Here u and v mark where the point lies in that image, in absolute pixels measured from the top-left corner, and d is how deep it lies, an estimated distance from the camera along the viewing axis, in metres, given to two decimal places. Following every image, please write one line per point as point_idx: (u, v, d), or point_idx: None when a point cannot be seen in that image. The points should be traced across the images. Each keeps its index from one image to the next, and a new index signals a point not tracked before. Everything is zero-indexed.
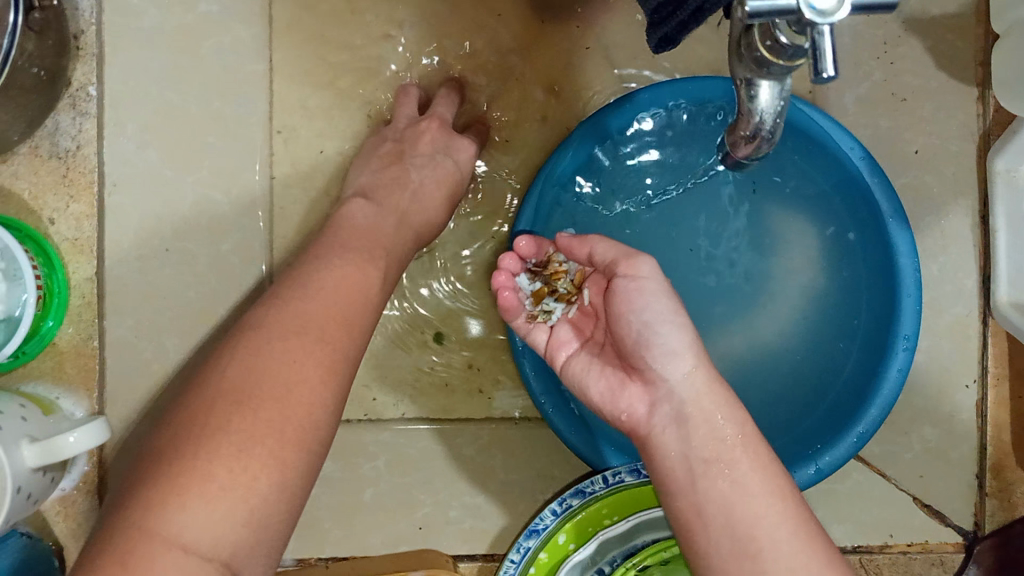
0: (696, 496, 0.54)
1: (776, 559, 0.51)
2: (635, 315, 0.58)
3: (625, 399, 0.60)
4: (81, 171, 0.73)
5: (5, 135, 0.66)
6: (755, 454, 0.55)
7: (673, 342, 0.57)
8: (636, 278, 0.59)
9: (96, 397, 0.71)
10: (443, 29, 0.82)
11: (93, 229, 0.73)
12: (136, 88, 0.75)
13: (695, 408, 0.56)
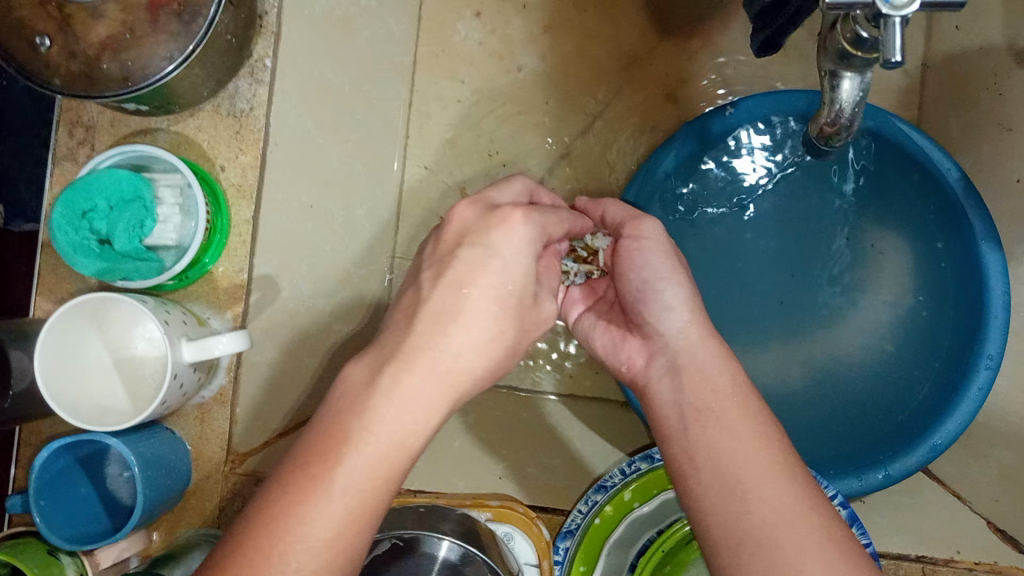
0: (687, 443, 0.58)
1: (763, 501, 0.52)
2: (635, 273, 0.64)
3: (625, 351, 0.67)
4: (250, 128, 0.83)
5: (198, 89, 0.79)
6: (747, 408, 0.57)
7: (669, 299, 0.63)
8: (639, 239, 0.65)
9: (238, 316, 0.81)
10: (564, 41, 0.93)
11: (254, 178, 0.82)
12: (306, 63, 0.86)
13: (688, 357, 0.61)
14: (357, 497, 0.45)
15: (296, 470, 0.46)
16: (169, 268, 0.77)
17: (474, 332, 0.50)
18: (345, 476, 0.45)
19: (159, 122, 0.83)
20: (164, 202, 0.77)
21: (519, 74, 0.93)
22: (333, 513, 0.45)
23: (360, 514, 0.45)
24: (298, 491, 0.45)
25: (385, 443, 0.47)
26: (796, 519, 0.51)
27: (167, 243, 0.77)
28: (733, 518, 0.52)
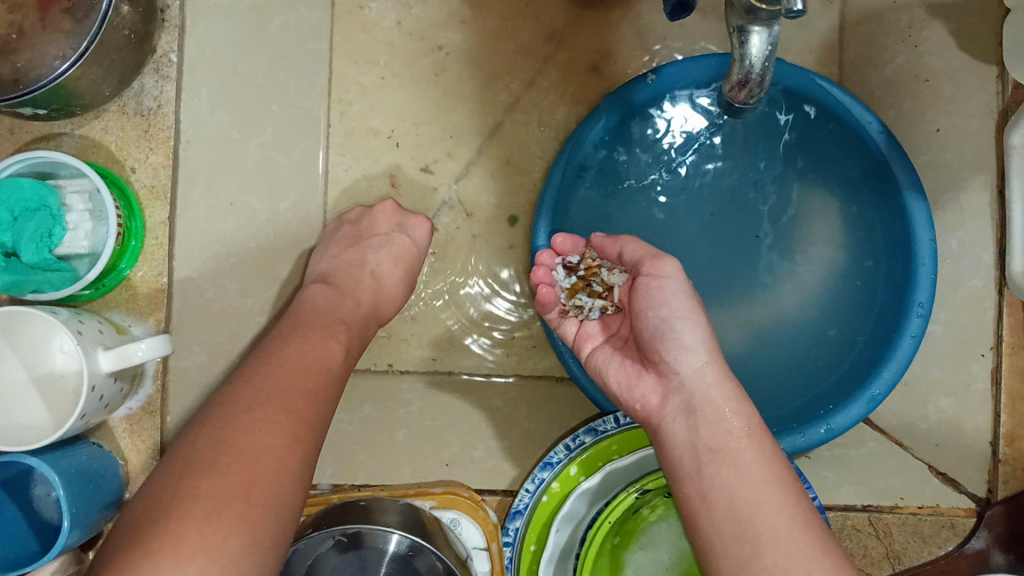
0: (701, 481, 0.60)
1: (776, 543, 0.55)
2: (654, 311, 0.65)
3: (639, 390, 0.67)
4: (160, 127, 0.82)
5: (100, 90, 0.75)
6: (761, 448, 0.60)
7: (686, 339, 0.64)
8: (659, 277, 0.66)
9: (163, 321, 0.80)
10: (484, 18, 0.91)
11: (167, 178, 0.82)
12: (213, 57, 0.85)
13: (704, 400, 0.63)
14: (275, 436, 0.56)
15: (225, 416, 0.57)
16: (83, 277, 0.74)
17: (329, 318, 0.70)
18: (245, 429, 0.55)
19: (62, 126, 0.81)
20: (72, 209, 0.73)
21: (441, 54, 0.91)
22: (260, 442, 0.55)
23: (274, 457, 0.55)
24: (229, 428, 0.55)
25: (276, 406, 0.58)
26: (803, 548, 0.54)
27: (80, 251, 0.73)
28: (748, 559, 0.55)
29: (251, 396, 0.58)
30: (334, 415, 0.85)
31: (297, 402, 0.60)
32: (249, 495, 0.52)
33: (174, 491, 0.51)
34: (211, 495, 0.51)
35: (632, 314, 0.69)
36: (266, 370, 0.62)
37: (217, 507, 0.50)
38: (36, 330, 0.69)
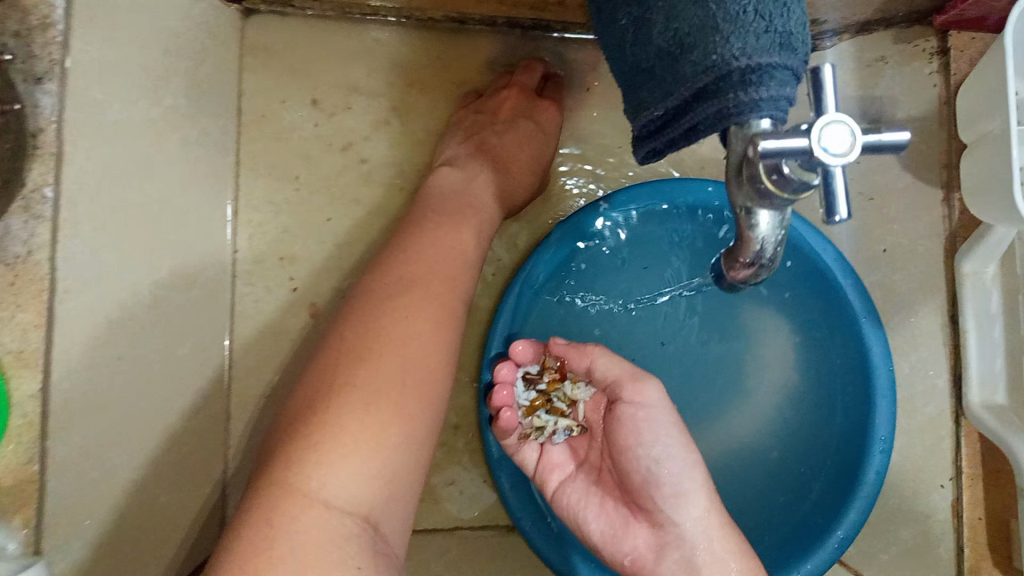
0: None
1: None
2: (645, 450, 0.65)
3: (628, 541, 0.67)
4: (32, 277, 0.66)
5: None
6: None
7: (684, 483, 0.64)
8: (644, 407, 0.65)
9: (33, 526, 0.65)
10: (412, 130, 0.83)
11: (40, 340, 0.66)
12: (96, 190, 0.69)
13: (705, 552, 0.64)
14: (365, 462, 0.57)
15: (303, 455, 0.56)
16: None
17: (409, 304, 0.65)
18: (351, 421, 0.57)
19: None
20: None
21: (365, 170, 0.81)
22: (339, 487, 0.55)
23: (358, 497, 0.56)
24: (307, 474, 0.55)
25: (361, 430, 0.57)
26: None
27: None
28: None
29: (353, 411, 0.58)
30: None
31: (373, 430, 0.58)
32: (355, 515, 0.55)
33: (276, 495, 0.54)
34: (318, 511, 0.54)
35: (613, 448, 0.68)
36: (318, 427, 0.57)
37: (327, 540, 0.53)
38: None
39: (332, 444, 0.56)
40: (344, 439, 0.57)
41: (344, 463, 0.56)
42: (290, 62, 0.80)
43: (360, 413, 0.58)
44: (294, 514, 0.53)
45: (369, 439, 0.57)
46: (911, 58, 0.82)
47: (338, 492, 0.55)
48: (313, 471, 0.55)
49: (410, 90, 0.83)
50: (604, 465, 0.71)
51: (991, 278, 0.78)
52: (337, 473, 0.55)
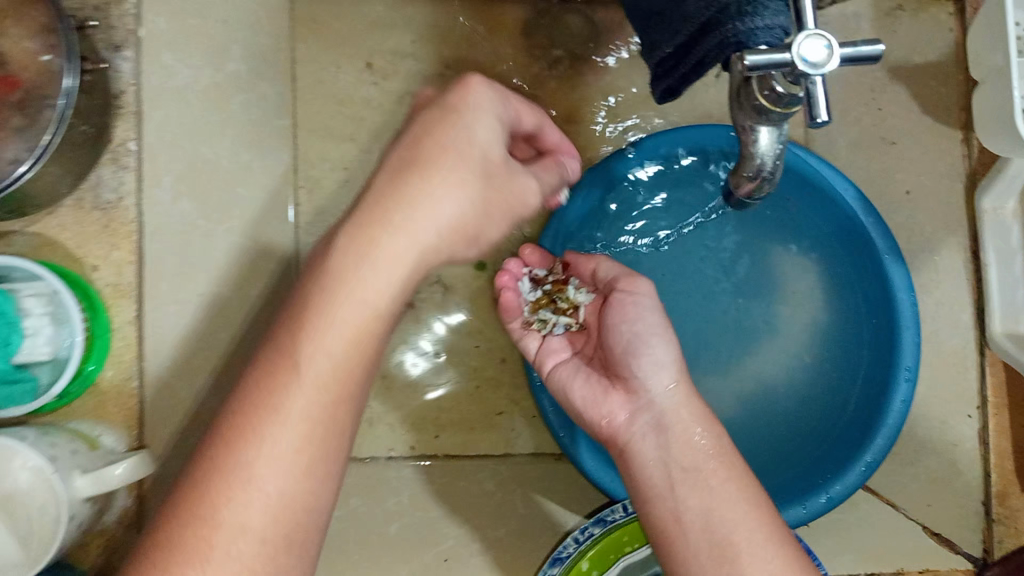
0: (675, 501, 0.59)
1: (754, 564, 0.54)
2: (628, 326, 0.66)
3: (605, 407, 0.65)
4: (122, 221, 0.77)
5: (57, 186, 0.72)
6: (729, 454, 0.60)
7: (659, 355, 0.65)
8: (632, 293, 0.68)
9: (136, 432, 0.75)
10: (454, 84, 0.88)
11: (132, 276, 0.76)
12: (174, 146, 0.79)
13: (673, 416, 0.62)
14: (317, 409, 0.48)
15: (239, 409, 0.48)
16: (46, 386, 0.70)
17: (386, 275, 0.50)
18: (311, 365, 0.49)
19: (14, 224, 0.75)
20: (30, 314, 0.68)
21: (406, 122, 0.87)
22: (271, 461, 0.47)
23: (314, 439, 0.48)
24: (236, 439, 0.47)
25: (337, 336, 0.49)
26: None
27: (41, 358, 0.70)
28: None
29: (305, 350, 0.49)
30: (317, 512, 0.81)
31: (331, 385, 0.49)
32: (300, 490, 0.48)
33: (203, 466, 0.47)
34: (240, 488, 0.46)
35: (602, 330, 0.69)
36: (267, 377, 0.48)
37: (262, 499, 0.47)
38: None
39: (273, 381, 0.48)
40: (296, 387, 0.48)
41: (283, 439, 0.47)
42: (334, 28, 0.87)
43: (322, 339, 0.49)
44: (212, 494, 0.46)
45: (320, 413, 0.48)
46: (926, 6, 0.86)
47: (285, 450, 0.47)
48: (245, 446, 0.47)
49: (449, 52, 0.89)
50: (595, 355, 0.72)
51: (1011, 212, 0.82)
52: (272, 444, 0.47)
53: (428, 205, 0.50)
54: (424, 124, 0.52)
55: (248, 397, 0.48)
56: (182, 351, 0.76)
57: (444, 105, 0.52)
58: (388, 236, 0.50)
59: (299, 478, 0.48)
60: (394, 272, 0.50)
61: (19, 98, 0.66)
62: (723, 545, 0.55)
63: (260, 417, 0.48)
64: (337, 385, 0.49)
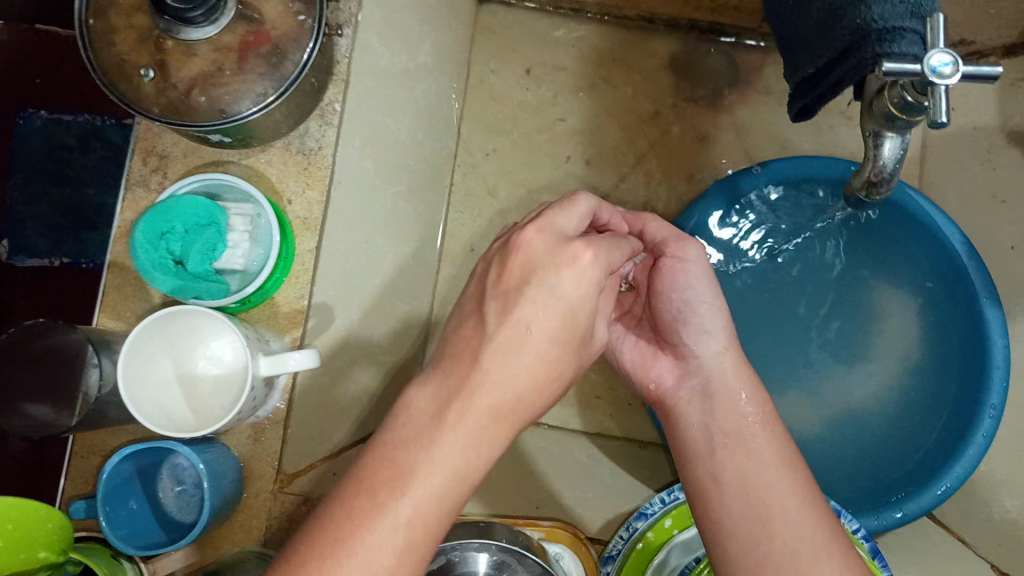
0: (713, 465, 0.63)
1: (786, 527, 0.57)
2: (677, 293, 0.69)
3: (654, 369, 0.71)
4: (319, 167, 0.84)
5: (275, 129, 0.82)
6: (772, 432, 0.64)
7: (707, 322, 0.69)
8: (682, 260, 0.70)
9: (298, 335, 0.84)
10: (602, 103, 1.04)
11: (320, 213, 0.84)
12: (369, 111, 0.89)
13: (719, 384, 0.67)
14: (443, 484, 0.47)
15: (355, 483, 0.47)
16: (233, 292, 0.81)
17: (509, 369, 0.50)
18: (444, 455, 0.47)
19: (232, 154, 0.84)
20: (234, 229, 0.80)
21: (558, 133, 1.04)
22: (395, 528, 0.45)
23: (433, 521, 0.47)
24: (357, 508, 0.46)
25: (464, 441, 0.48)
26: (817, 549, 0.56)
27: (234, 268, 0.81)
28: (756, 541, 0.58)
29: (431, 454, 0.47)
30: None
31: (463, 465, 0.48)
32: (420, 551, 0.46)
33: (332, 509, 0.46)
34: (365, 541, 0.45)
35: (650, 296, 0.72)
36: (399, 450, 0.48)
37: (383, 550, 0.45)
38: (189, 339, 0.78)
39: (406, 473, 0.47)
40: (428, 460, 0.47)
41: (411, 505, 0.46)
42: (510, 44, 1.05)
43: (452, 436, 0.48)
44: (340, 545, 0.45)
45: (452, 487, 0.47)
46: None
47: (411, 514, 0.46)
48: (370, 507, 0.46)
49: (604, 77, 1.05)
50: (644, 316, 0.75)
51: None
52: (399, 514, 0.46)
53: (534, 340, 0.50)
54: (520, 280, 0.51)
55: (339, 498, 0.47)
56: (348, 284, 0.88)
57: (543, 266, 0.51)
58: (530, 342, 0.50)
59: (402, 560, 0.45)
60: (524, 359, 0.50)
61: (269, 49, 0.77)
62: (759, 514, 0.59)
63: (353, 530, 0.45)
64: (469, 465, 0.48)
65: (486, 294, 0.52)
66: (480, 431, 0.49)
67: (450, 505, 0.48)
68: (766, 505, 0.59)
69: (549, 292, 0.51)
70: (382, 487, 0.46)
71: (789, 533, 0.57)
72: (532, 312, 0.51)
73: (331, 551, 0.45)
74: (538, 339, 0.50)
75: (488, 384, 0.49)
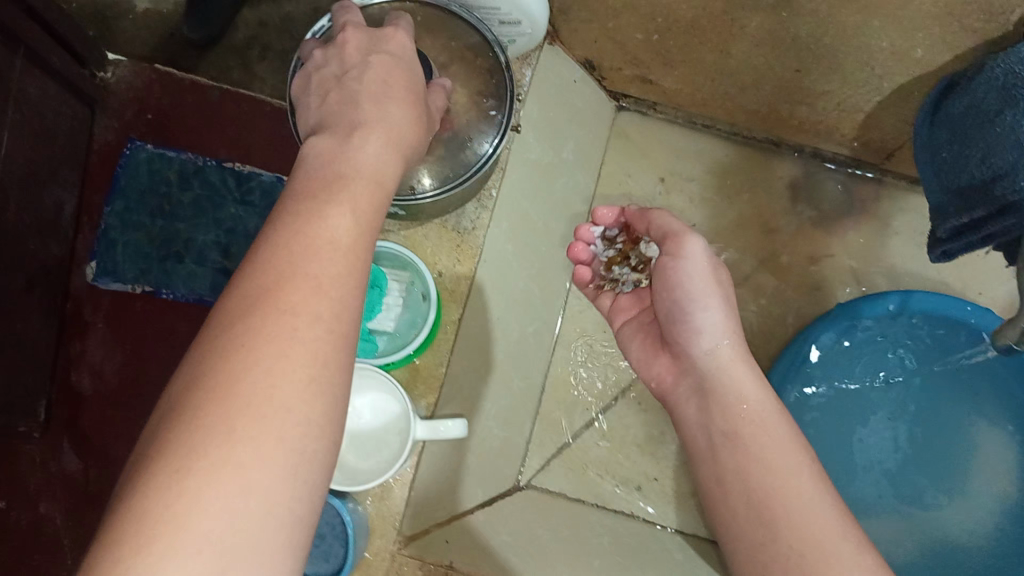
0: (716, 464, 0.62)
1: (795, 530, 0.54)
2: (672, 292, 0.70)
3: (654, 366, 0.74)
4: (472, 247, 0.91)
5: (444, 208, 0.87)
6: (778, 421, 0.61)
7: (705, 321, 0.68)
8: (679, 257, 0.70)
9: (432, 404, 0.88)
10: (722, 214, 1.09)
11: (467, 286, 0.90)
12: (520, 200, 0.96)
13: (714, 380, 0.66)
14: (269, 441, 0.38)
15: (174, 417, 0.38)
16: (381, 353, 0.86)
17: (307, 299, 0.41)
18: (250, 386, 0.38)
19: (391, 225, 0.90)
20: (390, 293, 0.86)
21: None
22: (226, 476, 0.36)
23: (280, 479, 0.38)
24: (180, 442, 0.37)
25: (269, 363, 0.39)
26: (840, 549, 0.52)
27: (385, 330, 0.86)
28: (762, 543, 0.56)
29: (261, 337, 0.40)
30: (537, 529, 0.92)
31: (274, 397, 0.39)
32: (176, 510, 0.35)
33: (148, 463, 0.37)
34: (189, 499, 0.35)
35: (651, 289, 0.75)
36: (202, 373, 0.39)
37: (217, 514, 0.36)
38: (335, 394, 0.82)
39: (214, 394, 0.38)
40: (229, 382, 0.38)
41: (251, 459, 0.37)
42: (641, 147, 1.09)
43: (258, 355, 0.39)
44: (171, 502, 0.35)
45: (276, 433, 0.38)
46: None
47: (162, 465, 0.36)
48: (193, 455, 0.36)
49: (727, 191, 1.10)
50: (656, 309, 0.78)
51: None
52: (235, 462, 0.37)
53: (329, 244, 0.44)
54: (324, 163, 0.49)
55: (204, 356, 0.40)
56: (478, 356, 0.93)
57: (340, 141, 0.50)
58: (315, 250, 0.43)
59: (235, 531, 0.36)
60: (318, 300, 0.42)
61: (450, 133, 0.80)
62: (760, 501, 0.57)
63: (165, 487, 0.35)
64: (306, 385, 0.40)
65: (345, 175, 0.48)
66: (299, 351, 0.40)
67: (281, 455, 0.38)
68: (769, 500, 0.57)
69: (354, 154, 0.49)
70: (205, 432, 0.37)
71: (791, 516, 0.55)
72: (334, 211, 0.45)
73: (154, 496, 0.35)
74: (350, 205, 0.46)
75: (311, 273, 0.42)
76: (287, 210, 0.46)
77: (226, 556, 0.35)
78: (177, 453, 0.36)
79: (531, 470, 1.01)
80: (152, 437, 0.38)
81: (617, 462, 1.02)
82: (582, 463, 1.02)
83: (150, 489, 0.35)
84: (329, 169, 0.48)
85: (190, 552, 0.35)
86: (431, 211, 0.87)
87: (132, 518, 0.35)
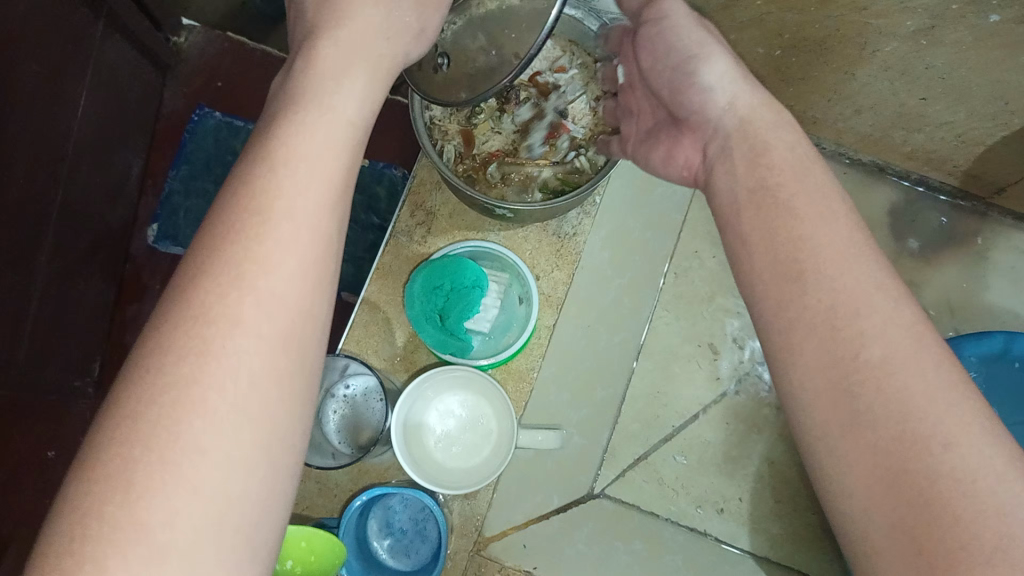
0: (742, 230, 0.51)
1: (886, 356, 0.41)
2: (671, 53, 0.62)
3: (679, 156, 0.63)
4: (570, 251, 0.93)
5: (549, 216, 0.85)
6: (805, 178, 0.50)
7: (715, 71, 0.58)
8: (657, 19, 0.63)
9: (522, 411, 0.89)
10: None
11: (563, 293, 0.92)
12: (621, 214, 0.98)
13: (737, 134, 0.55)
14: (254, 377, 0.41)
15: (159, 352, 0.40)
16: (476, 355, 0.85)
17: (290, 252, 0.44)
18: (243, 327, 0.41)
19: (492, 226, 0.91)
20: (489, 293, 0.86)
21: None
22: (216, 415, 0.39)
23: (266, 414, 0.41)
24: (171, 378, 0.39)
25: (261, 308, 0.42)
26: (950, 398, 0.40)
27: (481, 330, 0.86)
28: (852, 384, 0.42)
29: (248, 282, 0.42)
30: (613, 545, 0.94)
31: (257, 330, 0.41)
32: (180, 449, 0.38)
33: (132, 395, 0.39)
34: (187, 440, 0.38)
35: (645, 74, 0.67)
36: (180, 308, 0.41)
37: (213, 453, 0.39)
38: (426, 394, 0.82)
39: (206, 330, 0.40)
40: (221, 325, 0.41)
41: (231, 398, 0.40)
42: None
43: (247, 302, 0.42)
44: (158, 435, 0.38)
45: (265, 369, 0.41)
46: None
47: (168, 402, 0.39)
48: (184, 391, 0.39)
49: None
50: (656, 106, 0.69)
51: None
52: (220, 404, 0.39)
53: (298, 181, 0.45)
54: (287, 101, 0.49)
55: (160, 330, 0.40)
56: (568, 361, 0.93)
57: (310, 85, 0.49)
58: (285, 191, 0.44)
59: (234, 469, 0.39)
60: (286, 232, 0.44)
61: None
62: (797, 274, 0.46)
63: (161, 424, 0.38)
64: (285, 328, 0.42)
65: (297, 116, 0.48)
66: (284, 296, 0.43)
67: (275, 396, 0.42)
68: (802, 271, 0.46)
69: (321, 99, 0.48)
70: (196, 371, 0.39)
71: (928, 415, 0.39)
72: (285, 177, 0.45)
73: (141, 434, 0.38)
74: (317, 152, 0.47)
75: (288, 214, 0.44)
76: (243, 166, 0.46)
77: (188, 522, 0.37)
78: (172, 391, 0.39)
79: (605, 480, 0.97)
80: (110, 411, 0.39)
81: (697, 482, 0.98)
82: (657, 478, 0.98)
83: (132, 429, 0.38)
84: (296, 97, 0.49)
85: (190, 484, 0.38)
86: (536, 215, 0.84)
87: (105, 488, 0.37)
